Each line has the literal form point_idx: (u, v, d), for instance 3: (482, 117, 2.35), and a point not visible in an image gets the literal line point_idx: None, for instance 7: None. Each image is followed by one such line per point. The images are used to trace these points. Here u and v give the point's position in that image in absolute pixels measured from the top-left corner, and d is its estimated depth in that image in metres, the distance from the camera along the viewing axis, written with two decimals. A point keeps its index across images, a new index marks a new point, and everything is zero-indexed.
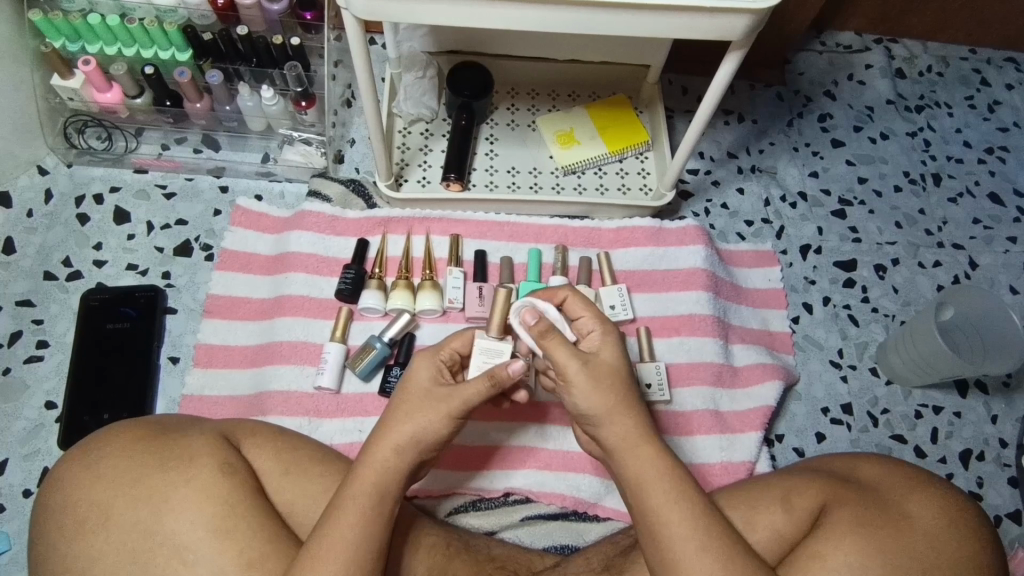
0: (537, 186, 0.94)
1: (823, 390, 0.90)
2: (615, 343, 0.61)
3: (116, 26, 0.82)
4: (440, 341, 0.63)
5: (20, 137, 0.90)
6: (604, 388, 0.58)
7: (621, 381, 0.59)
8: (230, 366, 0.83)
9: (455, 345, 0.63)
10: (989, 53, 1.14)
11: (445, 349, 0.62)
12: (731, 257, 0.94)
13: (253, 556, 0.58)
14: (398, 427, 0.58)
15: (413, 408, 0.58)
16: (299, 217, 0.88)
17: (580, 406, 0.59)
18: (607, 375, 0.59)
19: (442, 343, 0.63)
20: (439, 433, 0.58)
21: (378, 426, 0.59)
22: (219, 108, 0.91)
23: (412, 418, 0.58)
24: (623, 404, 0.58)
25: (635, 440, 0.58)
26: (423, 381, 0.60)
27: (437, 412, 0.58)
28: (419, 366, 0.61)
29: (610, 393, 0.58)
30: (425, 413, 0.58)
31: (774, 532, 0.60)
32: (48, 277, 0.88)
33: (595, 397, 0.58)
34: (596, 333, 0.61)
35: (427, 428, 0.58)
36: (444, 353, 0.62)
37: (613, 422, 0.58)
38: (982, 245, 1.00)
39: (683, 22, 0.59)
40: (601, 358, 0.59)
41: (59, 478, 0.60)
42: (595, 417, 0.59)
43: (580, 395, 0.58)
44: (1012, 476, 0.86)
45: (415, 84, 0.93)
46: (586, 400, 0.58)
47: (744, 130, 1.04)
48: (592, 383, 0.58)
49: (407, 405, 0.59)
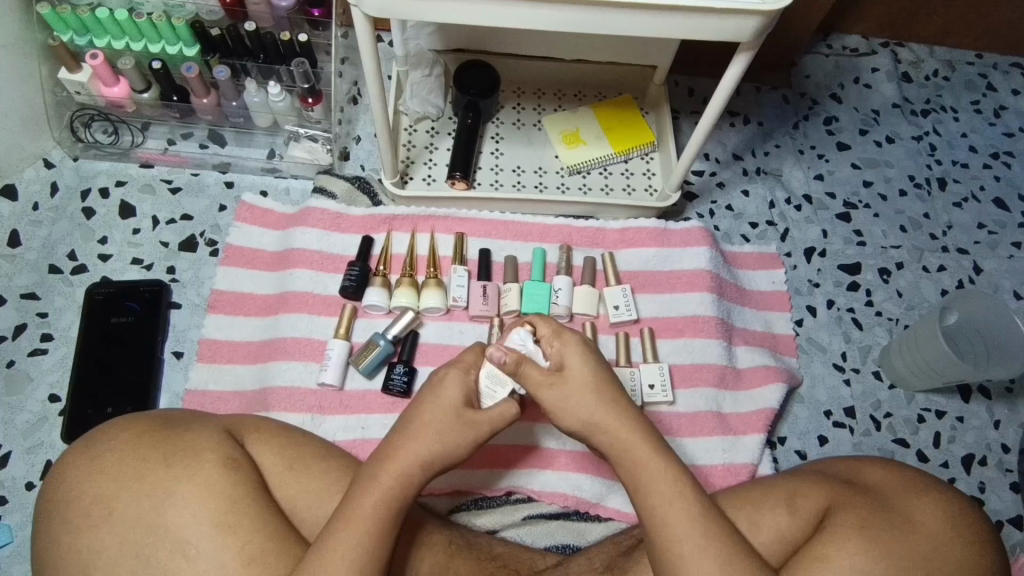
0: (542, 186, 0.94)
1: (826, 394, 0.90)
2: (581, 355, 0.61)
3: (124, 20, 0.83)
4: (459, 357, 0.64)
5: (26, 130, 0.90)
6: (579, 406, 0.60)
7: (599, 392, 0.60)
8: (234, 361, 0.83)
9: (471, 358, 0.63)
10: (996, 58, 1.14)
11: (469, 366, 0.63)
12: (735, 258, 0.94)
13: (255, 551, 0.58)
14: (425, 444, 0.58)
15: (438, 424, 0.59)
16: (303, 214, 0.88)
17: (564, 424, 0.61)
18: (576, 393, 0.60)
19: (463, 361, 0.63)
20: (462, 454, 0.60)
21: (400, 436, 0.59)
22: (226, 103, 0.91)
23: (441, 437, 0.59)
24: (612, 413, 0.60)
25: (632, 438, 0.59)
26: (454, 399, 0.60)
27: (466, 436, 0.59)
28: (451, 381, 0.61)
29: (586, 408, 0.60)
30: (454, 434, 0.59)
31: (778, 533, 0.60)
32: (53, 271, 0.88)
33: (573, 414, 0.60)
34: (556, 346, 0.62)
35: (453, 448, 0.59)
36: (471, 371, 0.63)
37: (610, 427, 0.59)
38: (986, 250, 1.00)
39: (693, 22, 0.59)
40: (566, 374, 0.61)
41: (63, 472, 0.60)
42: (583, 430, 0.60)
43: (557, 415, 0.61)
44: (1014, 482, 0.86)
45: (422, 82, 0.93)
46: (569, 417, 0.60)
47: (749, 132, 1.04)
48: (564, 404, 0.60)
49: (434, 424, 0.59)
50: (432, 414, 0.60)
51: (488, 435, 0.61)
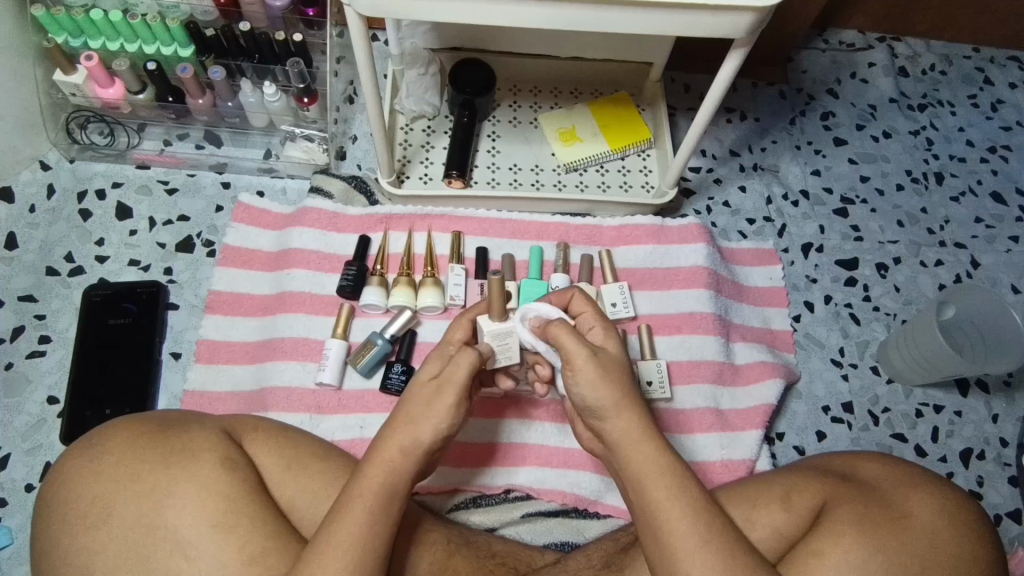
0: (539, 183, 0.94)
1: (824, 389, 0.90)
2: (617, 337, 0.61)
3: (118, 21, 0.82)
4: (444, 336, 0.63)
5: (23, 133, 0.90)
6: (611, 380, 0.57)
7: (625, 373, 0.59)
8: (232, 362, 0.83)
9: (457, 336, 0.62)
10: (993, 51, 1.14)
11: (451, 343, 0.62)
12: (732, 254, 0.94)
13: (254, 551, 0.58)
14: (406, 430, 0.57)
15: (417, 406, 0.58)
16: (300, 214, 0.88)
17: (585, 397, 0.58)
18: (610, 371, 0.58)
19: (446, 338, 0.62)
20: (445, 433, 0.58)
21: (397, 414, 0.59)
22: (222, 104, 0.91)
23: (416, 425, 0.58)
24: (627, 400, 0.58)
25: (639, 435, 0.57)
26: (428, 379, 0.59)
27: (442, 412, 0.58)
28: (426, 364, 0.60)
29: (616, 386, 0.57)
30: (431, 414, 0.58)
31: (774, 530, 0.60)
32: (51, 273, 0.88)
33: (599, 390, 0.57)
34: (598, 329, 0.61)
35: (432, 421, 0.58)
36: (449, 347, 0.61)
37: (618, 417, 0.57)
38: (984, 244, 1.00)
39: (685, 19, 0.59)
40: (607, 354, 0.59)
41: (60, 475, 0.60)
42: (600, 411, 0.58)
43: (584, 386, 0.57)
44: (1012, 476, 0.86)
45: (418, 81, 0.93)
46: (593, 392, 0.57)
47: (746, 128, 1.04)
48: (601, 376, 0.57)
49: (413, 407, 0.58)
50: (412, 398, 0.59)
51: (456, 399, 0.58)
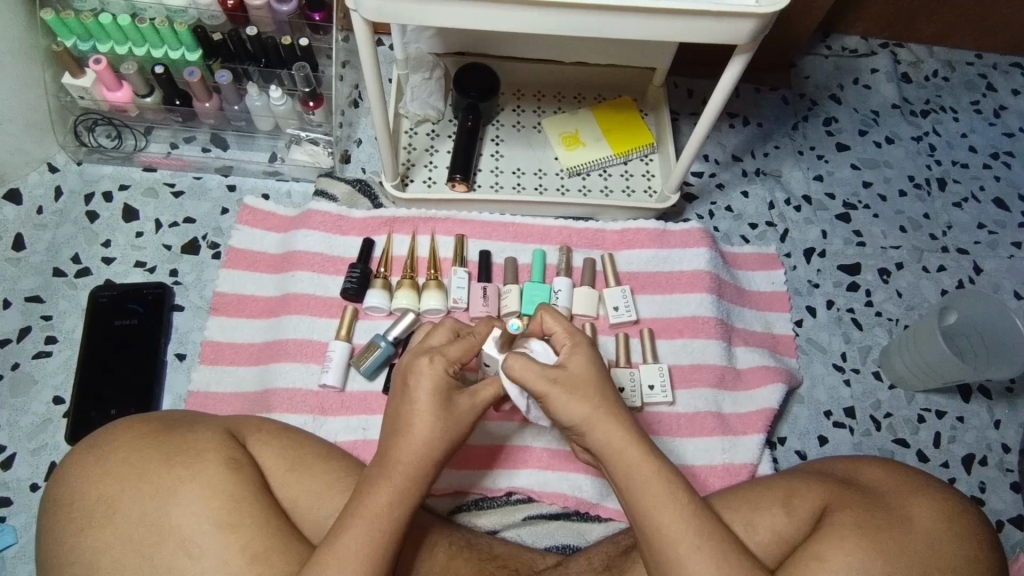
0: (542, 187, 0.95)
1: (825, 394, 0.90)
2: (585, 353, 0.60)
3: (127, 26, 0.83)
4: (419, 344, 0.61)
5: (31, 135, 0.91)
6: (580, 397, 0.57)
7: (598, 387, 0.58)
8: (236, 364, 0.84)
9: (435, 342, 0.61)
10: (996, 58, 1.14)
11: (422, 352, 0.60)
12: (735, 259, 0.95)
13: (257, 550, 0.59)
14: (411, 437, 0.57)
15: (421, 416, 0.58)
16: (305, 217, 0.89)
17: (561, 417, 0.58)
18: (580, 389, 0.58)
19: (422, 346, 0.61)
20: (456, 438, 0.59)
21: (400, 421, 0.58)
22: (229, 107, 0.92)
23: (417, 434, 0.57)
24: (605, 411, 0.58)
25: (623, 443, 0.57)
26: (426, 392, 0.58)
27: (448, 422, 0.58)
28: (422, 377, 0.58)
29: (587, 399, 0.57)
30: (438, 423, 0.58)
31: (775, 534, 0.61)
32: (58, 274, 0.89)
33: (572, 407, 0.57)
34: (566, 349, 0.60)
35: (448, 433, 0.58)
36: (421, 359, 0.59)
37: (596, 429, 0.57)
38: (986, 250, 1.00)
39: (689, 25, 0.59)
40: (570, 370, 0.58)
41: (66, 473, 0.61)
42: (577, 427, 0.58)
43: (557, 407, 0.57)
44: (1014, 482, 0.86)
45: (422, 84, 0.94)
46: (565, 411, 0.57)
47: (748, 134, 1.05)
48: (567, 394, 0.57)
49: (414, 414, 0.58)
50: (413, 408, 0.58)
51: (476, 412, 0.60)
